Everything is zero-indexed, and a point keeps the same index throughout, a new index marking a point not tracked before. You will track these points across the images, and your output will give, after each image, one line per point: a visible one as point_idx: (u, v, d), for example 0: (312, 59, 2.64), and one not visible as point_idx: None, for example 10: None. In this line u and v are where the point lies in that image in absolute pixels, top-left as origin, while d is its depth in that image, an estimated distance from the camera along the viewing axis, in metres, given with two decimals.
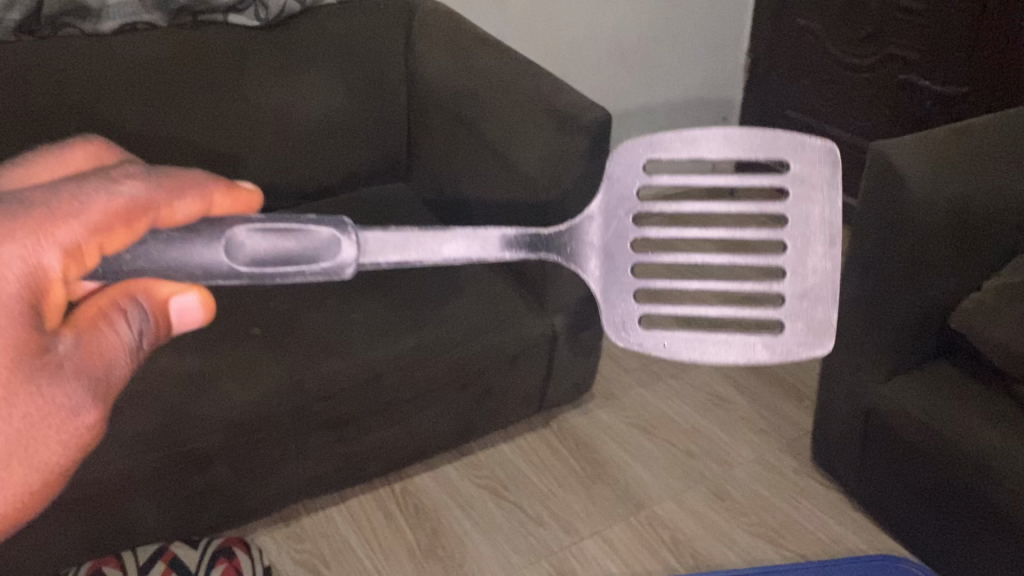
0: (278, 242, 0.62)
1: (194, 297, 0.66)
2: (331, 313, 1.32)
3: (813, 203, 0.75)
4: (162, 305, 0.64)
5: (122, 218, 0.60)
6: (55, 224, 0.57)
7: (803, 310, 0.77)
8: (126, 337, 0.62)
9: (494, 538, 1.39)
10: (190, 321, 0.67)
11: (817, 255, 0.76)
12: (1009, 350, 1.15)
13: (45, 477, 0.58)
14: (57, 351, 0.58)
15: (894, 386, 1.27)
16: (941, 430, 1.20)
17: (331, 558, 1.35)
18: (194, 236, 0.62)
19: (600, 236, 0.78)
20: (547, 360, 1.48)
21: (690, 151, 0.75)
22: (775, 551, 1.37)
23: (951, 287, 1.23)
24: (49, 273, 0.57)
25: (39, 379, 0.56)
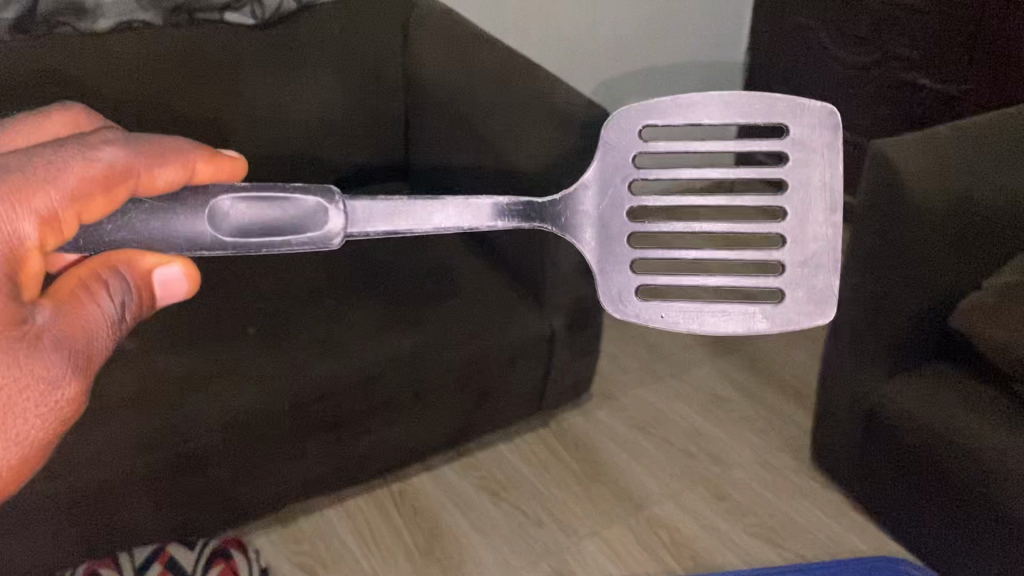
0: (264, 211, 0.63)
1: (178, 269, 0.65)
2: (328, 313, 1.32)
3: (814, 166, 0.75)
4: (145, 276, 0.64)
5: (100, 184, 0.59)
6: (30, 191, 0.56)
7: (803, 278, 0.76)
8: (107, 308, 0.62)
9: (493, 539, 1.39)
10: (175, 293, 0.66)
11: (818, 225, 0.75)
12: (1010, 350, 1.14)
13: (23, 449, 0.59)
14: (36, 323, 0.58)
15: (894, 389, 1.27)
16: (940, 430, 1.19)
17: (329, 560, 1.35)
18: (175, 207, 0.63)
19: (594, 206, 0.77)
20: (546, 360, 1.47)
21: (687, 117, 0.75)
22: (774, 551, 1.36)
23: (950, 284, 1.23)
24: (26, 243, 0.57)
25: (19, 351, 0.56)
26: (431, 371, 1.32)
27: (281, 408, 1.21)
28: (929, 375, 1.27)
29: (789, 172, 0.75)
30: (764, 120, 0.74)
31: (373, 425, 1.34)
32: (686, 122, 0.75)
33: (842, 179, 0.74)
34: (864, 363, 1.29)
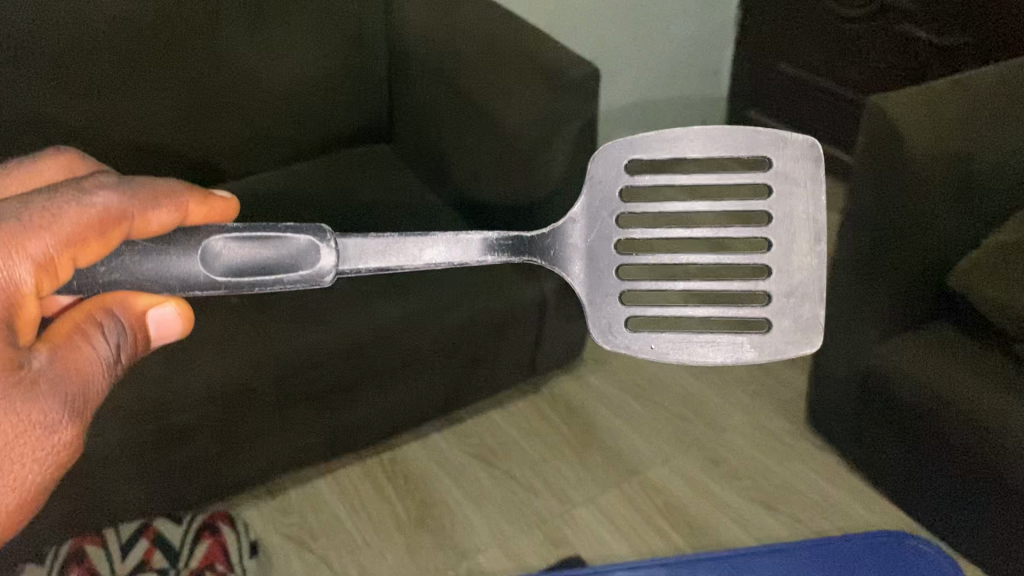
0: (257, 250, 0.61)
1: (170, 309, 0.64)
2: None
3: (797, 198, 0.72)
4: (139, 316, 0.62)
5: (94, 228, 0.56)
6: (25, 236, 0.54)
7: (790, 307, 0.73)
8: (102, 351, 0.60)
9: (485, 506, 1.37)
10: (168, 332, 0.65)
11: (802, 252, 0.72)
12: (1010, 311, 1.12)
13: (20, 493, 0.56)
14: (32, 368, 0.55)
15: (891, 349, 1.25)
16: (939, 392, 1.17)
17: (320, 531, 1.33)
18: (173, 250, 0.61)
19: (583, 237, 0.75)
20: (537, 326, 1.44)
21: (672, 151, 0.71)
22: (770, 516, 1.35)
23: (949, 243, 1.20)
24: (22, 288, 0.54)
25: (16, 396, 0.54)
26: (419, 335, 1.30)
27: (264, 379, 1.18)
28: (928, 338, 1.24)
29: (772, 204, 0.72)
30: (748, 152, 0.71)
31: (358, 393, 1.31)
32: (673, 156, 0.71)
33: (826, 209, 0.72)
34: (861, 325, 1.26)
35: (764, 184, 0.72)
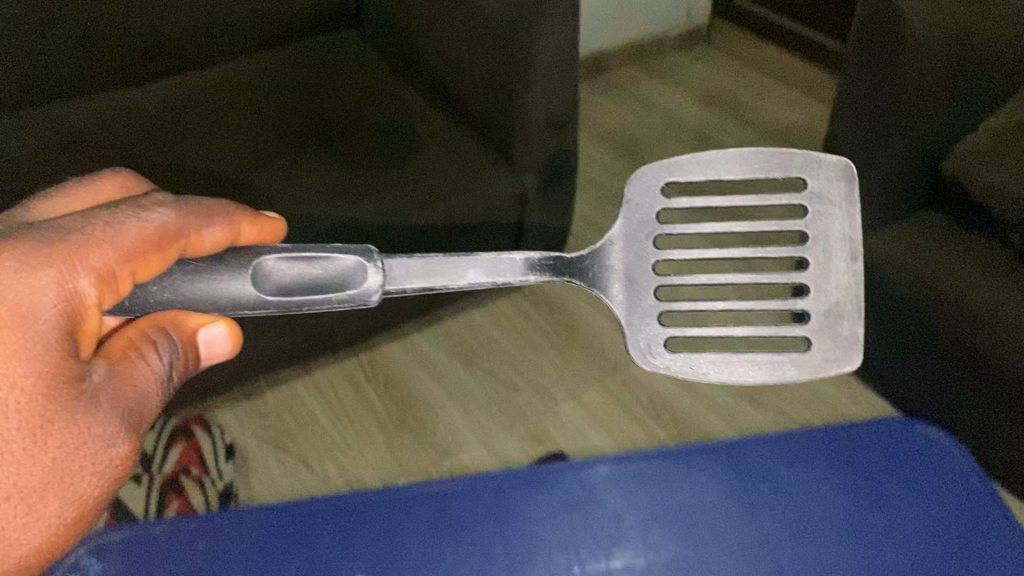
0: (306, 268, 0.56)
1: (219, 329, 0.58)
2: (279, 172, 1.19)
3: (831, 217, 0.69)
4: (189, 332, 0.56)
5: (154, 244, 0.52)
6: (82, 246, 0.48)
7: (827, 325, 0.68)
8: (155, 368, 0.53)
9: (466, 405, 1.35)
10: (214, 351, 0.58)
11: (838, 270, 0.68)
12: (1003, 193, 1.06)
13: (78, 509, 0.49)
14: (90, 382, 0.49)
15: (882, 236, 1.21)
16: (929, 280, 1.14)
17: (298, 434, 1.30)
18: (226, 266, 0.56)
19: (619, 259, 0.70)
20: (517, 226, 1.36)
21: (707, 172, 0.69)
22: (757, 413, 1.33)
23: (943, 126, 1.14)
24: (83, 302, 0.48)
25: (71, 403, 0.48)
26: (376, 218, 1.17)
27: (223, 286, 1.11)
28: (919, 227, 1.20)
29: (807, 224, 0.69)
30: (783, 172, 0.69)
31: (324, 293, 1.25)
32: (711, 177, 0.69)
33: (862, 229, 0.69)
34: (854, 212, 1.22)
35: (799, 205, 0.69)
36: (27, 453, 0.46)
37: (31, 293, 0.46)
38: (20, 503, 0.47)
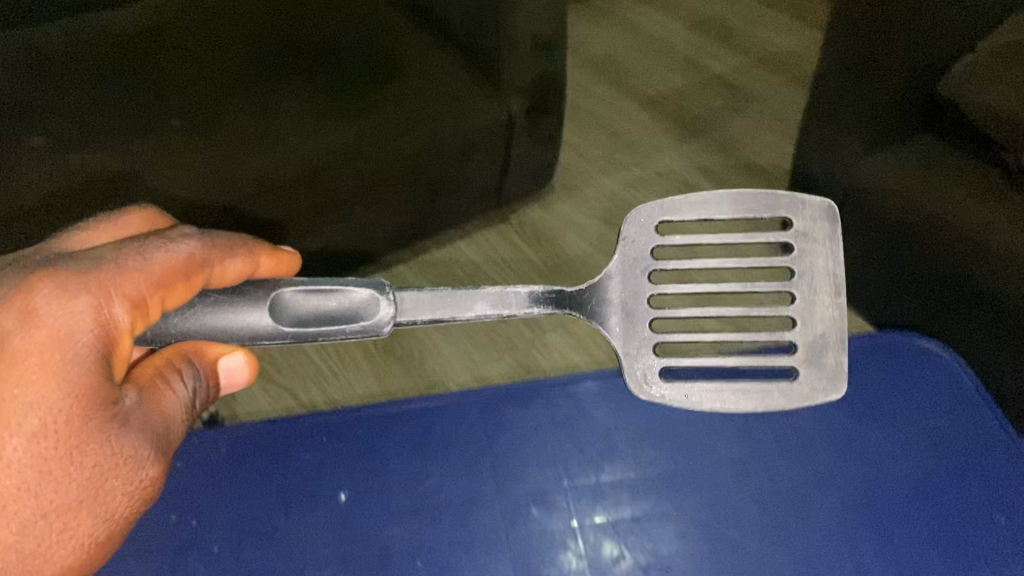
0: (320, 303, 0.48)
1: (238, 358, 0.50)
2: (250, 105, 1.00)
3: (816, 253, 0.56)
4: (211, 361, 0.48)
5: (181, 273, 0.45)
6: (115, 276, 0.42)
7: (815, 356, 0.54)
8: (178, 398, 0.46)
9: (454, 337, 1.32)
10: (234, 383, 0.50)
11: (820, 305, 0.55)
12: (1003, 116, 0.89)
13: (109, 530, 0.41)
14: (124, 404, 0.42)
15: (872, 167, 1.03)
16: (918, 204, 0.98)
17: (285, 366, 1.28)
18: (242, 295, 0.48)
19: (618, 290, 0.56)
20: (502, 150, 1.23)
21: (697, 212, 0.57)
22: None
23: (944, 40, 0.94)
24: (118, 329, 0.41)
25: (104, 426, 0.40)
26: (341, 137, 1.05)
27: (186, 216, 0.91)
28: (908, 159, 1.01)
29: (792, 260, 0.55)
30: (768, 214, 0.57)
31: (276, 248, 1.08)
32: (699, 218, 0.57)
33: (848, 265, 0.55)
34: (839, 136, 1.06)
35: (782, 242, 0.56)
36: (57, 477, 0.39)
37: (66, 317, 0.39)
38: (54, 522, 0.39)
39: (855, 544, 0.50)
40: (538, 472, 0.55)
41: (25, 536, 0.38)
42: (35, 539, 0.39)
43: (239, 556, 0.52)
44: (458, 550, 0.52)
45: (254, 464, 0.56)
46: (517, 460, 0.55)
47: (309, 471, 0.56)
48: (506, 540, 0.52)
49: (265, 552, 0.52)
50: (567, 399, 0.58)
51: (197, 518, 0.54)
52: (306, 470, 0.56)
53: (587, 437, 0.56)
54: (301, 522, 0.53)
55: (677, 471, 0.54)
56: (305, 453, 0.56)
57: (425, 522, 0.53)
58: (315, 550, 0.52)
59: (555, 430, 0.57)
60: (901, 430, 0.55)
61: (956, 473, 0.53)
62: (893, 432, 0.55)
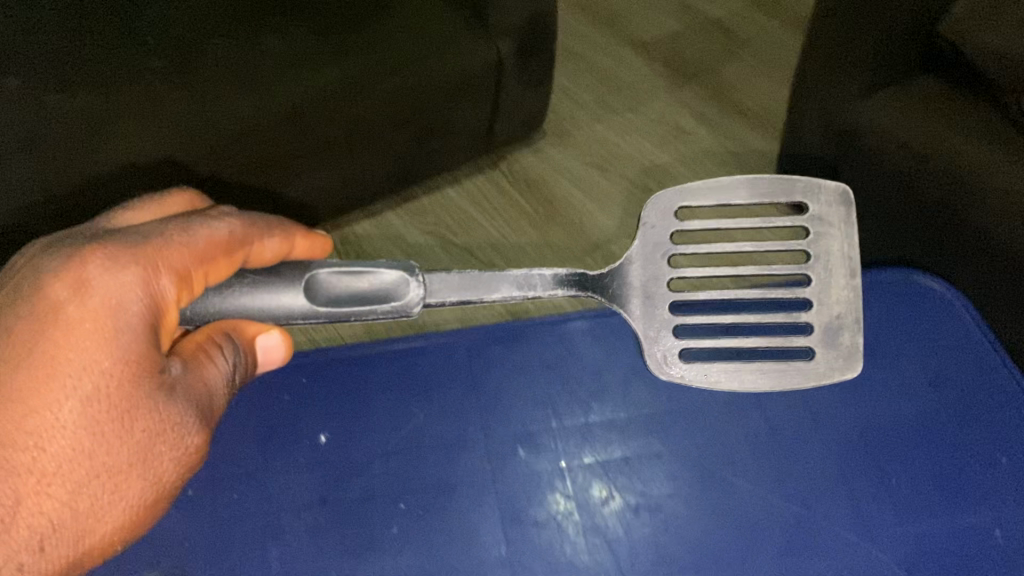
0: (353, 287, 0.37)
1: (277, 336, 0.37)
2: (177, 35, 0.75)
3: (831, 235, 0.47)
4: (245, 335, 0.36)
5: (222, 249, 0.34)
6: (155, 246, 0.32)
7: (831, 337, 0.46)
8: (218, 373, 0.35)
9: None
10: (270, 363, 0.38)
11: (832, 291, 0.46)
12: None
13: (149, 504, 0.33)
14: (169, 374, 0.33)
15: (872, 109, 0.77)
16: (906, 142, 0.73)
17: None
18: (281, 276, 0.36)
19: (639, 274, 0.47)
20: (495, 96, 0.97)
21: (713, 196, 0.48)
22: None
23: None
24: (162, 302, 0.32)
25: (151, 392, 0.31)
26: (348, 120, 0.84)
27: (113, 174, 0.70)
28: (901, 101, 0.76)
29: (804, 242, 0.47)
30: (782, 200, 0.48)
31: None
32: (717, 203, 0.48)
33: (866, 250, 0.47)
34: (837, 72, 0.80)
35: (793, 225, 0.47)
36: (106, 442, 0.30)
37: (106, 282, 0.31)
38: (107, 485, 0.31)
39: (848, 479, 0.46)
40: (520, 410, 0.49)
41: (75, 499, 0.30)
42: (82, 506, 0.30)
43: (214, 499, 0.45)
44: (442, 492, 0.45)
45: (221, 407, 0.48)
46: (502, 400, 0.49)
47: (288, 412, 0.48)
48: (489, 482, 0.46)
49: (233, 494, 0.45)
50: (557, 338, 0.52)
51: None
52: (283, 410, 0.48)
53: (575, 373, 0.50)
54: (272, 464, 0.46)
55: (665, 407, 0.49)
56: (282, 392, 0.49)
57: (410, 464, 0.46)
58: (293, 492, 0.45)
59: (545, 371, 0.51)
60: (901, 361, 0.50)
61: (959, 408, 0.48)
62: (893, 364, 0.50)
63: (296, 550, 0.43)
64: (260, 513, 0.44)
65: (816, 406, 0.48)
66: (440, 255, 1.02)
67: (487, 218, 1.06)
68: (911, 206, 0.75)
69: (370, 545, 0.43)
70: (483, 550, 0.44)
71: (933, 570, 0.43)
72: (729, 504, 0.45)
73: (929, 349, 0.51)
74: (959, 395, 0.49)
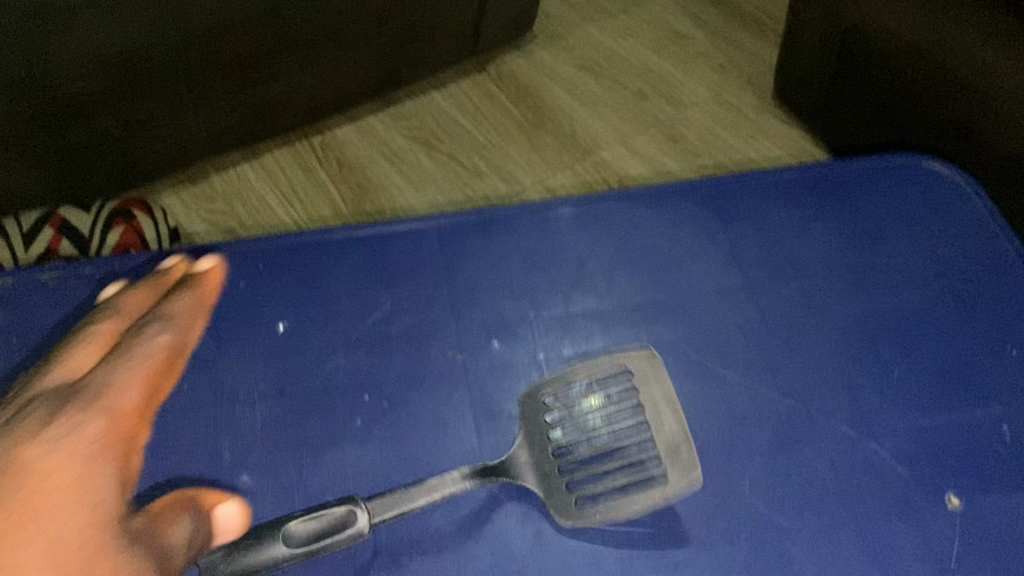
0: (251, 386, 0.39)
1: (234, 504, 0.38)
2: None
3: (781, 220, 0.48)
4: (206, 506, 0.38)
5: (111, 437, 0.36)
6: (110, 396, 0.37)
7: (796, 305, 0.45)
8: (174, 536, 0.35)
9: None
10: (226, 533, 0.37)
11: (657, 410, 0.39)
12: None
13: None
14: (135, 529, 0.34)
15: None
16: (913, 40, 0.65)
17: None
18: None
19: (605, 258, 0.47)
20: None
21: (663, 199, 0.49)
22: None
23: None
24: (72, 460, 0.33)
25: (114, 539, 0.32)
26: (329, 19, 0.78)
27: (68, 65, 0.65)
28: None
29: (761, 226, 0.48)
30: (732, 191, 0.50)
31: (151, 123, 0.75)
32: (669, 201, 0.49)
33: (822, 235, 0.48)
34: None
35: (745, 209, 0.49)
36: None
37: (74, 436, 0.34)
38: None
39: (849, 372, 0.43)
40: (493, 300, 0.45)
41: None
42: None
43: None
44: (410, 383, 0.42)
45: None
46: (477, 289, 0.46)
47: (244, 299, 0.45)
48: (460, 375, 0.43)
49: (182, 384, 0.41)
50: (535, 225, 0.48)
51: None
52: (237, 299, 0.44)
53: (557, 261, 0.47)
54: (227, 352, 0.43)
55: (652, 296, 0.45)
56: (237, 280, 0.45)
57: (375, 355, 0.43)
58: (248, 383, 0.42)
59: (522, 260, 0.47)
60: (907, 250, 0.47)
61: (967, 299, 0.45)
62: (897, 253, 0.47)
63: (251, 442, 0.40)
64: (212, 404, 0.41)
65: (814, 295, 0.45)
66: (423, 161, 0.89)
67: (475, 122, 0.93)
68: (915, 110, 0.68)
69: (332, 437, 0.40)
70: (453, 445, 0.41)
71: (934, 465, 0.40)
72: (719, 395, 0.42)
73: (938, 238, 0.48)
74: (967, 284, 0.46)
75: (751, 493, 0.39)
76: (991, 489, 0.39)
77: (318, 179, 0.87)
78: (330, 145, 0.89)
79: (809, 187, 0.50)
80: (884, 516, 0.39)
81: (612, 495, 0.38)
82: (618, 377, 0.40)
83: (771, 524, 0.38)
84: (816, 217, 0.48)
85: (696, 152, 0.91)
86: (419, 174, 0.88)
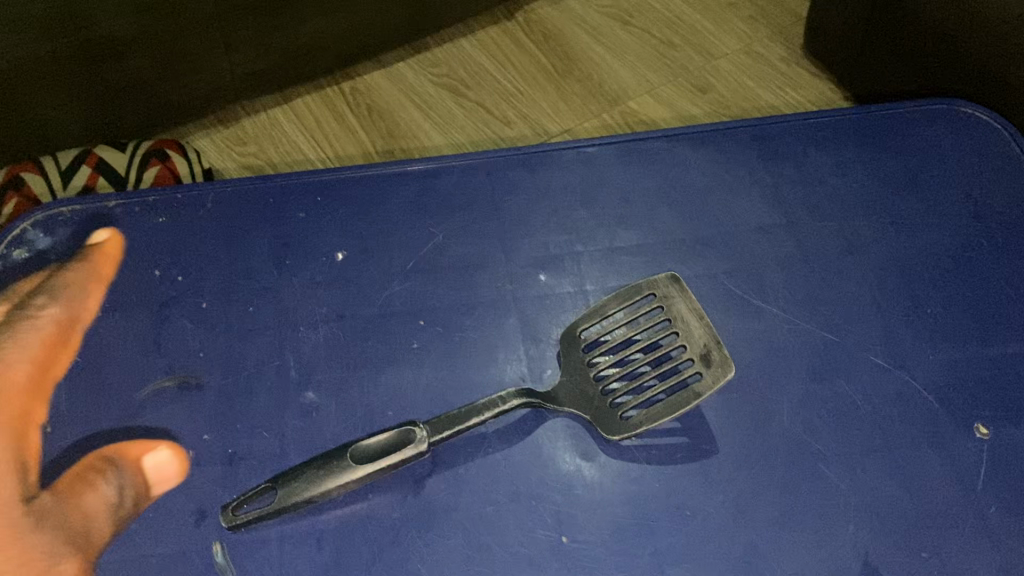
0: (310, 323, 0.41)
1: (166, 451, 0.39)
2: None
3: (820, 160, 0.49)
4: (131, 455, 0.39)
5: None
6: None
7: (832, 242, 0.46)
8: (100, 499, 0.38)
9: None
10: (165, 481, 0.39)
11: (684, 322, 0.42)
12: None
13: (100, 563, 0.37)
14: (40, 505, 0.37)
15: None
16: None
17: None
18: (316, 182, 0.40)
19: (648, 194, 0.48)
20: None
21: (708, 139, 0.51)
22: None
23: None
24: None
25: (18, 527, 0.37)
26: None
27: (99, 12, 0.66)
28: None
29: (800, 168, 0.49)
30: (775, 134, 0.51)
31: (189, 67, 0.76)
32: (712, 143, 0.50)
33: (862, 178, 0.49)
34: None
35: (786, 154, 0.50)
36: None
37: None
38: None
39: (884, 307, 0.44)
40: (540, 234, 0.47)
41: None
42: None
43: (229, 313, 0.44)
44: (462, 310, 0.44)
45: (230, 225, 0.47)
46: (524, 224, 0.47)
47: (302, 229, 0.46)
48: (510, 304, 0.45)
49: (248, 307, 0.44)
50: (580, 164, 0.50)
51: (176, 279, 0.45)
52: (297, 228, 0.46)
53: (601, 198, 0.48)
54: (287, 280, 0.45)
55: (693, 235, 0.47)
56: (296, 211, 0.47)
57: (428, 283, 0.45)
58: (309, 307, 0.44)
59: (569, 196, 0.48)
60: (944, 193, 0.48)
61: (1001, 242, 0.46)
62: (934, 197, 0.48)
63: (314, 361, 0.42)
64: (277, 326, 0.43)
65: (853, 234, 0.47)
66: (453, 110, 0.88)
67: (505, 70, 0.92)
68: (951, 63, 0.67)
69: (389, 357, 0.43)
70: (503, 368, 0.43)
71: (965, 397, 0.42)
72: (758, 328, 0.44)
73: (975, 183, 0.49)
74: (1001, 225, 0.47)
75: (789, 421, 0.41)
76: (1020, 421, 0.41)
77: (348, 125, 0.86)
78: (359, 93, 0.89)
79: (850, 131, 0.51)
80: (915, 443, 0.41)
81: (657, 411, 0.40)
82: (643, 297, 0.43)
83: (808, 448, 0.40)
84: (856, 160, 0.49)
85: (726, 104, 0.89)
86: (449, 121, 0.87)
